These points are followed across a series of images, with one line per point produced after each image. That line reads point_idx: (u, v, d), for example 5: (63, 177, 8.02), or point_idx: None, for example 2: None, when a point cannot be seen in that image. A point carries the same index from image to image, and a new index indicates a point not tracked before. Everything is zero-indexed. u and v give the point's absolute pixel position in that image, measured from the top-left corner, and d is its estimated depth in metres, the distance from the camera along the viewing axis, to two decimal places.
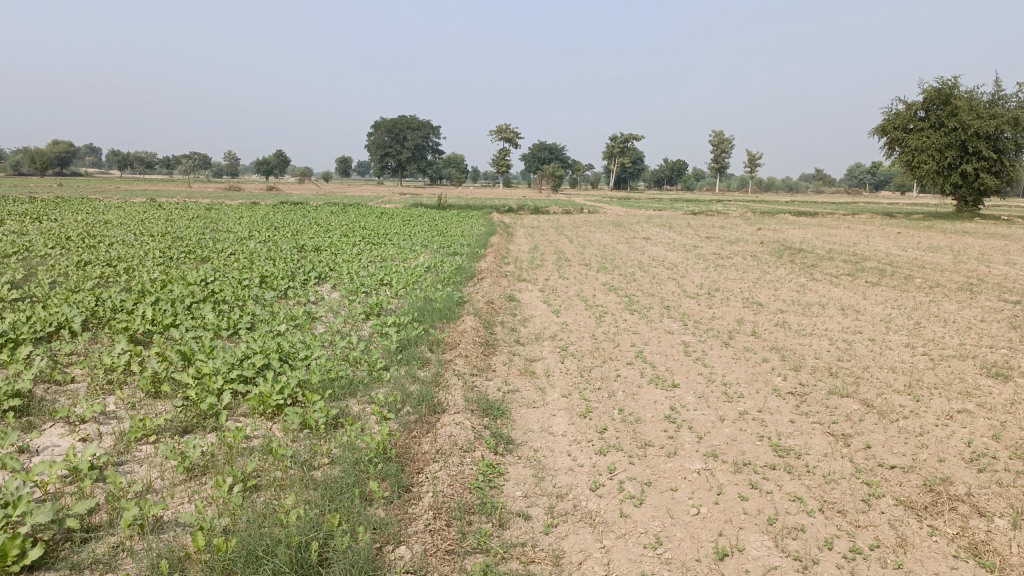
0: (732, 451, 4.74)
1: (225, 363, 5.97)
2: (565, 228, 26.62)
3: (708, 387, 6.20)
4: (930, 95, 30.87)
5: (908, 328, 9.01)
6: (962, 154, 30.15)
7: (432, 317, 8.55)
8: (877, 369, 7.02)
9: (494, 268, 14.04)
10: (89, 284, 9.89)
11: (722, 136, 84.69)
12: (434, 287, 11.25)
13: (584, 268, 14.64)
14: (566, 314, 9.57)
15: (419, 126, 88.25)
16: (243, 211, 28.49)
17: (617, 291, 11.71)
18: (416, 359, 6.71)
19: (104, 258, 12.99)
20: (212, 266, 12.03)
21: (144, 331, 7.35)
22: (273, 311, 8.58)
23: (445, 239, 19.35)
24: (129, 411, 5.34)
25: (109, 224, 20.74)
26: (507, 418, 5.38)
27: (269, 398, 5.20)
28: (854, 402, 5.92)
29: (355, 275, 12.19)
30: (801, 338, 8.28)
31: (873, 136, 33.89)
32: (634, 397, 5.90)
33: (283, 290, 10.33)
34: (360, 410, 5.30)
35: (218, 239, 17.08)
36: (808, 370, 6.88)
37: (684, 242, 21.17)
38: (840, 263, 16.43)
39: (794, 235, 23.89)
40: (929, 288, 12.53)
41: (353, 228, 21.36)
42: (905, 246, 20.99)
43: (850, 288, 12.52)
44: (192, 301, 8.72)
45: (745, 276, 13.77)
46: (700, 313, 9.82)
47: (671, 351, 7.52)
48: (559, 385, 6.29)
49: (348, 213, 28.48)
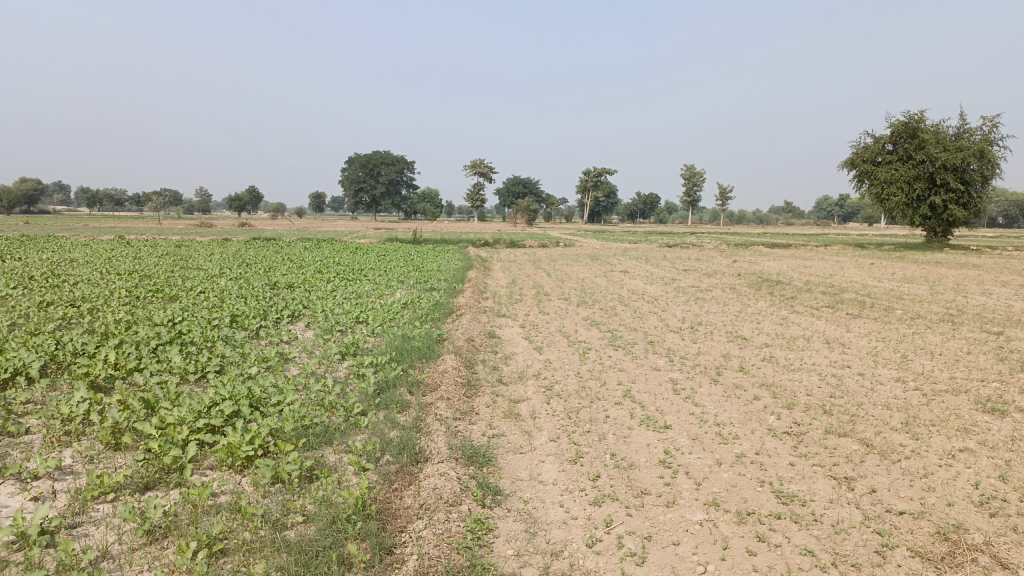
0: (734, 499, 4.48)
1: (191, 411, 5.60)
2: (542, 262, 26.50)
3: (701, 428, 5.95)
4: (897, 128, 31.43)
5: (896, 362, 8.86)
6: (930, 185, 30.59)
7: (411, 356, 8.24)
8: (871, 405, 6.81)
9: (472, 304, 13.79)
10: (50, 326, 9.46)
11: (695, 170, 85.78)
12: (411, 324, 10.93)
13: (564, 303, 14.43)
14: (549, 351, 9.30)
15: (393, 162, 88.47)
16: (214, 248, 27.99)
17: (599, 327, 11.48)
18: (395, 403, 6.39)
19: (67, 298, 12.54)
20: (181, 305, 11.63)
21: (106, 377, 6.97)
22: (244, 352, 8.22)
23: (422, 274, 19.06)
24: (86, 465, 4.95)
25: (75, 262, 20.16)
26: (494, 466, 5.08)
27: (238, 449, 4.85)
28: (852, 442, 5.70)
29: (329, 313, 11.85)
30: (790, 374, 8.08)
31: (843, 169, 34.38)
32: (625, 441, 5.63)
33: (255, 330, 9.98)
34: (337, 460, 4.96)
35: (189, 277, 16.67)
36: (802, 408, 6.66)
37: (662, 275, 21.10)
38: (819, 294, 16.42)
39: (770, 267, 23.92)
40: (911, 320, 12.46)
41: (327, 264, 21.00)
42: (881, 277, 21.08)
43: (832, 320, 12.41)
44: (158, 343, 8.33)
45: (726, 309, 13.64)
46: (685, 349, 9.60)
47: (660, 390, 7.27)
48: (546, 428, 5.99)
49: (322, 249, 28.17)
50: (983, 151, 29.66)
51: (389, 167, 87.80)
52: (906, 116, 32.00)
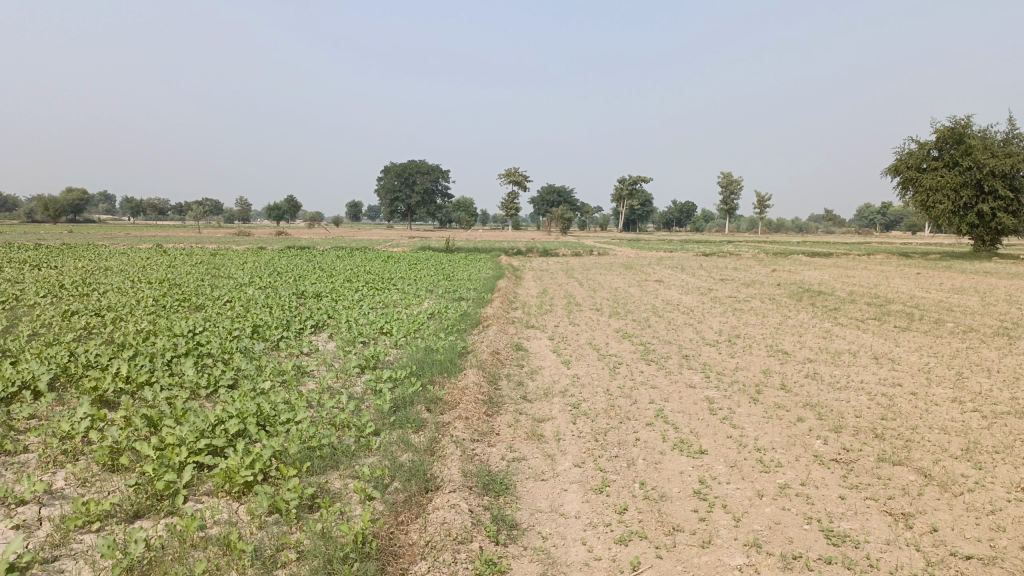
0: (777, 539, 4.01)
1: (194, 430, 5.29)
2: (576, 271, 26.04)
3: (741, 454, 5.46)
4: (943, 134, 30.39)
5: (950, 380, 8.24)
6: (978, 193, 29.46)
7: (431, 370, 7.86)
8: (926, 430, 6.24)
9: (500, 314, 13.39)
10: (69, 337, 9.29)
11: (732, 177, 84.60)
12: (435, 336, 10.56)
13: (596, 314, 13.96)
14: (578, 366, 8.84)
15: (429, 170, 88.70)
16: (248, 257, 27.99)
17: (631, 339, 10.99)
18: (410, 422, 6.01)
19: (93, 307, 12.45)
20: (203, 315, 11.43)
21: (116, 391, 6.72)
22: (260, 365, 7.92)
23: (452, 283, 18.72)
24: (79, 489, 4.66)
25: (108, 271, 20.20)
26: (512, 495, 4.67)
27: (236, 474, 4.51)
28: (908, 472, 5.17)
29: (353, 323, 11.55)
30: (836, 393, 7.53)
31: (886, 175, 33.37)
32: (656, 467, 5.17)
33: (275, 341, 9.70)
34: (342, 487, 4.60)
35: (217, 286, 16.57)
36: (850, 431, 6.14)
37: (698, 285, 20.48)
38: (864, 306, 15.72)
39: (811, 277, 23.14)
40: (964, 334, 11.76)
41: (357, 273, 20.75)
42: (929, 288, 20.22)
43: (879, 334, 11.75)
44: (172, 355, 8.08)
45: (765, 321, 13.07)
46: (722, 364, 9.07)
47: (694, 409, 6.78)
48: (571, 451, 5.57)
49: (355, 258, 28.10)
50: None
51: (425, 175, 88.09)
52: (952, 120, 30.91)
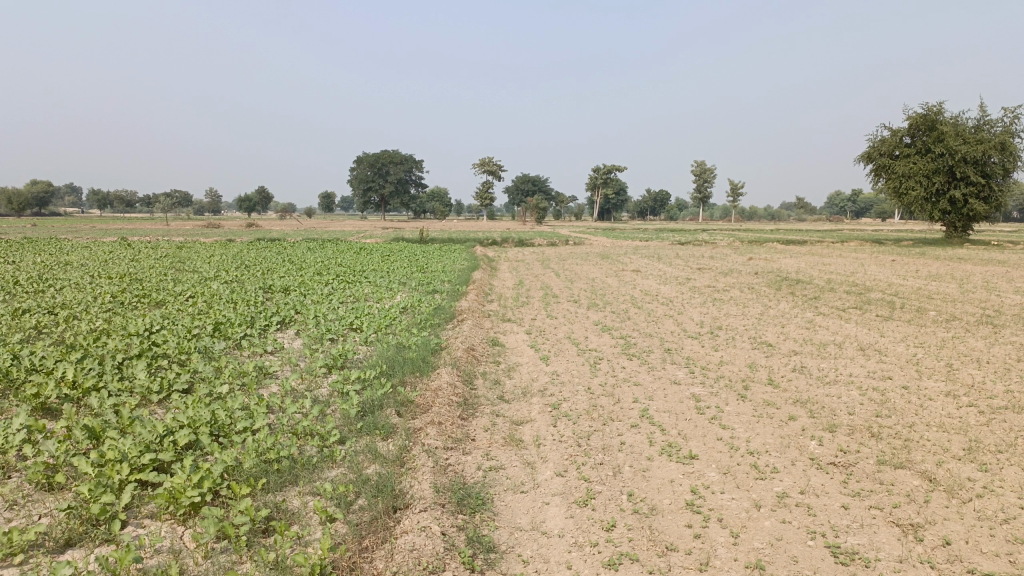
0: (780, 559, 3.65)
1: (138, 443, 4.81)
2: (552, 261, 25.73)
3: (734, 458, 5.11)
4: (915, 121, 30.42)
5: (941, 372, 7.97)
6: (950, 179, 29.52)
7: (402, 370, 7.41)
8: (924, 428, 5.93)
9: (476, 307, 12.94)
10: (15, 337, 8.68)
11: (705, 166, 84.80)
12: (408, 331, 10.11)
13: (573, 306, 13.58)
14: (557, 362, 8.45)
15: (402, 161, 87.84)
16: (215, 249, 27.23)
17: (611, 332, 10.62)
18: (379, 429, 5.58)
19: (47, 304, 11.80)
20: (163, 313, 10.86)
21: (59, 398, 6.19)
22: (219, 365, 7.42)
23: (425, 275, 18.24)
24: (5, 513, 4.15)
25: (68, 266, 19.37)
26: (489, 511, 4.27)
27: (181, 495, 4.05)
28: (911, 477, 4.84)
29: (322, 318, 11.05)
30: (827, 389, 7.21)
31: (859, 162, 33.35)
32: (645, 476, 4.79)
33: (238, 339, 9.18)
34: (300, 506, 4.17)
35: (180, 281, 15.92)
36: (845, 431, 5.81)
37: (675, 274, 20.19)
38: (843, 294, 15.52)
39: (788, 265, 22.97)
40: (948, 323, 11.54)
41: (327, 265, 20.16)
42: (906, 275, 20.12)
43: (863, 324, 11.49)
44: (125, 357, 7.55)
45: (747, 311, 12.78)
46: (706, 358, 8.73)
47: (680, 409, 6.41)
48: (552, 458, 5.18)
49: (326, 250, 27.41)
50: (1005, 143, 28.54)
51: (398, 166, 87.18)
52: (924, 107, 30.91)
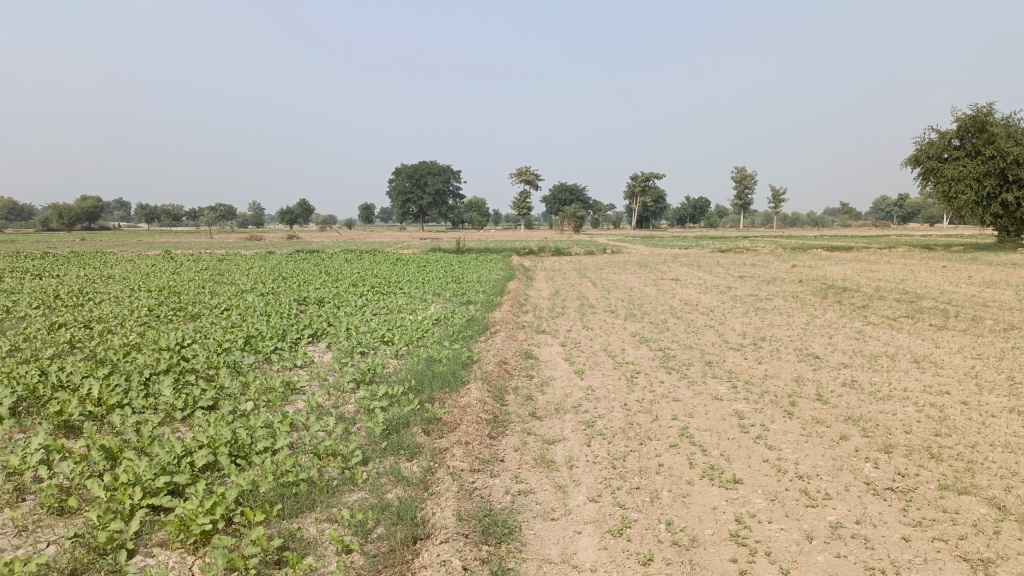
0: None
1: (154, 464, 4.64)
2: (589, 270, 25.38)
3: (781, 483, 4.75)
4: (964, 122, 29.47)
5: (1002, 386, 7.44)
6: (1002, 182, 28.45)
7: (431, 385, 7.17)
8: (988, 448, 5.49)
9: (509, 319, 12.67)
10: (46, 352, 8.65)
11: (745, 172, 83.58)
12: (440, 344, 9.87)
13: (610, 317, 13.24)
14: (592, 376, 8.13)
15: (440, 172, 88.23)
16: (254, 261, 27.37)
17: (649, 344, 10.26)
18: (404, 448, 5.34)
19: (83, 318, 11.82)
20: (195, 326, 10.79)
21: (84, 414, 6.07)
22: (246, 381, 7.26)
23: (460, 286, 18.04)
24: (12, 540, 3.98)
25: (110, 279, 19.57)
26: (516, 541, 3.99)
27: (192, 523, 3.84)
28: (977, 504, 4.42)
29: (353, 331, 10.89)
30: (880, 405, 6.77)
31: (905, 166, 32.39)
32: (685, 502, 4.47)
33: (268, 353, 9.05)
34: (316, 535, 3.94)
35: (216, 293, 15.94)
36: (902, 452, 5.40)
37: (716, 283, 19.68)
38: (892, 302, 14.93)
39: (833, 273, 22.24)
40: (1005, 332, 10.95)
41: (363, 276, 20.08)
42: (958, 282, 19.33)
43: (915, 334, 10.95)
44: (152, 372, 7.45)
45: (791, 321, 12.31)
46: (749, 371, 8.34)
47: (722, 427, 6.06)
48: (585, 481, 4.88)
49: (362, 261, 27.41)
50: None
51: (436, 177, 87.59)
52: (974, 108, 29.91)
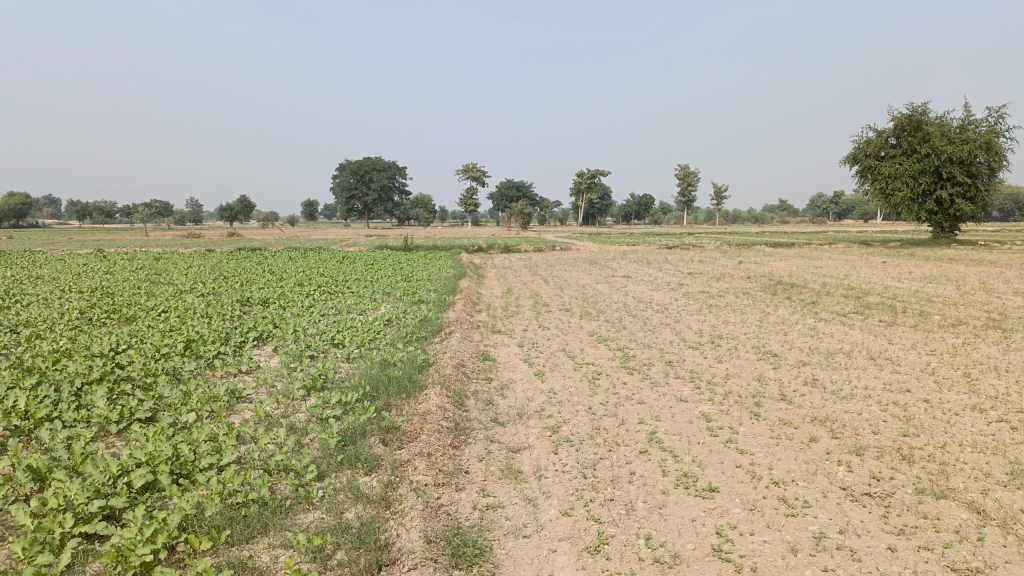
0: None
1: (87, 487, 4.21)
2: (539, 267, 25.21)
3: (758, 491, 4.59)
4: (900, 121, 30.22)
5: (960, 384, 7.46)
6: (936, 180, 29.26)
7: (387, 391, 6.83)
8: (957, 448, 5.43)
9: (463, 318, 12.36)
10: None
11: (688, 169, 84.76)
12: (392, 346, 9.51)
13: (565, 315, 13.06)
14: (553, 378, 7.90)
15: (384, 168, 86.75)
16: (194, 260, 26.43)
17: (607, 343, 10.09)
18: (362, 461, 5.01)
19: (7, 323, 11.08)
20: (130, 330, 10.19)
21: (6, 429, 5.55)
22: (187, 390, 6.81)
23: (410, 284, 17.63)
24: None
25: (38, 280, 18.58)
26: (488, 563, 3.72)
27: (130, 553, 3.46)
28: (958, 509, 4.32)
29: (301, 333, 10.44)
30: (845, 405, 6.70)
31: (844, 163, 33.10)
32: (662, 514, 4.26)
33: (210, 358, 8.56)
34: (270, 564, 3.60)
35: (153, 294, 15.21)
36: (873, 454, 5.30)
37: (666, 279, 19.72)
38: (840, 298, 15.10)
39: (779, 269, 22.52)
40: (954, 327, 11.10)
41: (308, 275, 19.48)
42: (899, 277, 19.74)
43: (867, 330, 11.03)
44: (83, 381, 6.93)
45: (745, 318, 12.32)
46: (710, 370, 8.22)
47: (691, 431, 5.89)
48: (556, 493, 4.64)
49: (307, 259, 26.66)
50: (990, 143, 28.32)
51: (380, 173, 86.29)
52: (909, 108, 30.69)
